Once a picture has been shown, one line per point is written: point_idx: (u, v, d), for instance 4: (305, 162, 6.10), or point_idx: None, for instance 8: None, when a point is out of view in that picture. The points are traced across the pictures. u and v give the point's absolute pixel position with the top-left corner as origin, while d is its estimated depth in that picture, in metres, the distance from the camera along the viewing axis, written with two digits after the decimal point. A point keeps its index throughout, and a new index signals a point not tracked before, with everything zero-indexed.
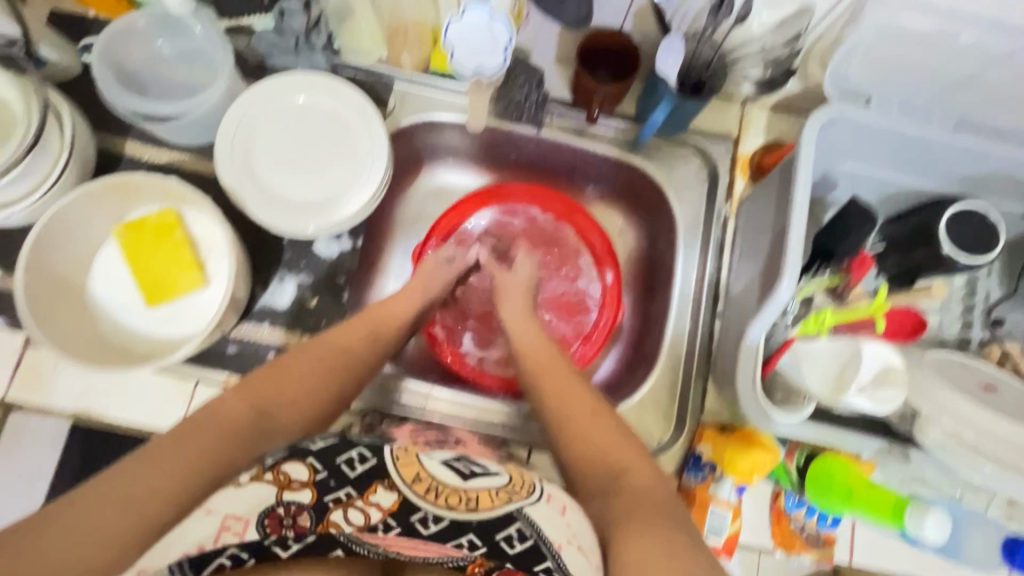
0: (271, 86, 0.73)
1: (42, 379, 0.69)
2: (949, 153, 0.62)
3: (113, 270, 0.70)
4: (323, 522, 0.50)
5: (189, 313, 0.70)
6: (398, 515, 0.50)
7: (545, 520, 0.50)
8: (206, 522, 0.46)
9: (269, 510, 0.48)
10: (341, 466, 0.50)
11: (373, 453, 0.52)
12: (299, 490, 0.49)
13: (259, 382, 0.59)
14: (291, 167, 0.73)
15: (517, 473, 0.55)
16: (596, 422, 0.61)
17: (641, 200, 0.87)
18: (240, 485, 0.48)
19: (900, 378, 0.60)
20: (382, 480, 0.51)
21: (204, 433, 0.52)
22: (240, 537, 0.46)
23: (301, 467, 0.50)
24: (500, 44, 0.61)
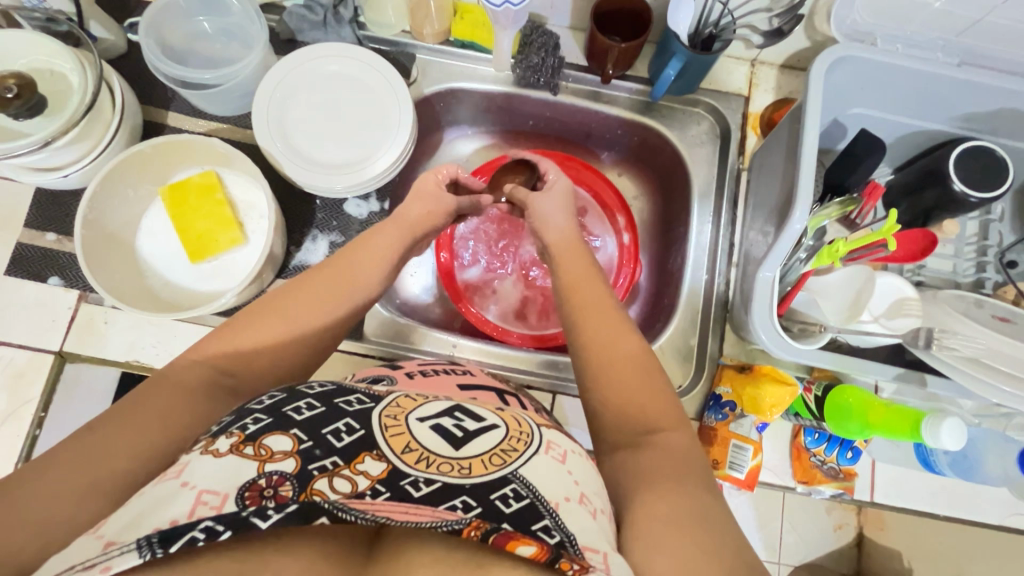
0: (304, 55, 0.77)
1: (96, 333, 0.73)
2: (956, 90, 0.64)
3: (159, 228, 0.75)
4: (307, 492, 0.40)
5: (231, 268, 0.75)
6: (387, 481, 0.43)
7: (541, 481, 0.46)
8: (183, 494, 0.39)
9: (250, 484, 0.40)
10: (327, 436, 0.45)
11: (362, 424, 0.47)
12: (283, 459, 0.42)
13: (217, 345, 0.55)
14: (323, 130, 0.77)
15: (515, 425, 0.54)
16: (623, 361, 0.59)
17: (655, 162, 0.90)
18: (217, 454, 0.42)
19: (913, 308, 0.63)
20: (371, 452, 0.45)
21: (161, 396, 0.49)
22: (218, 510, 0.38)
23: (284, 438, 0.44)
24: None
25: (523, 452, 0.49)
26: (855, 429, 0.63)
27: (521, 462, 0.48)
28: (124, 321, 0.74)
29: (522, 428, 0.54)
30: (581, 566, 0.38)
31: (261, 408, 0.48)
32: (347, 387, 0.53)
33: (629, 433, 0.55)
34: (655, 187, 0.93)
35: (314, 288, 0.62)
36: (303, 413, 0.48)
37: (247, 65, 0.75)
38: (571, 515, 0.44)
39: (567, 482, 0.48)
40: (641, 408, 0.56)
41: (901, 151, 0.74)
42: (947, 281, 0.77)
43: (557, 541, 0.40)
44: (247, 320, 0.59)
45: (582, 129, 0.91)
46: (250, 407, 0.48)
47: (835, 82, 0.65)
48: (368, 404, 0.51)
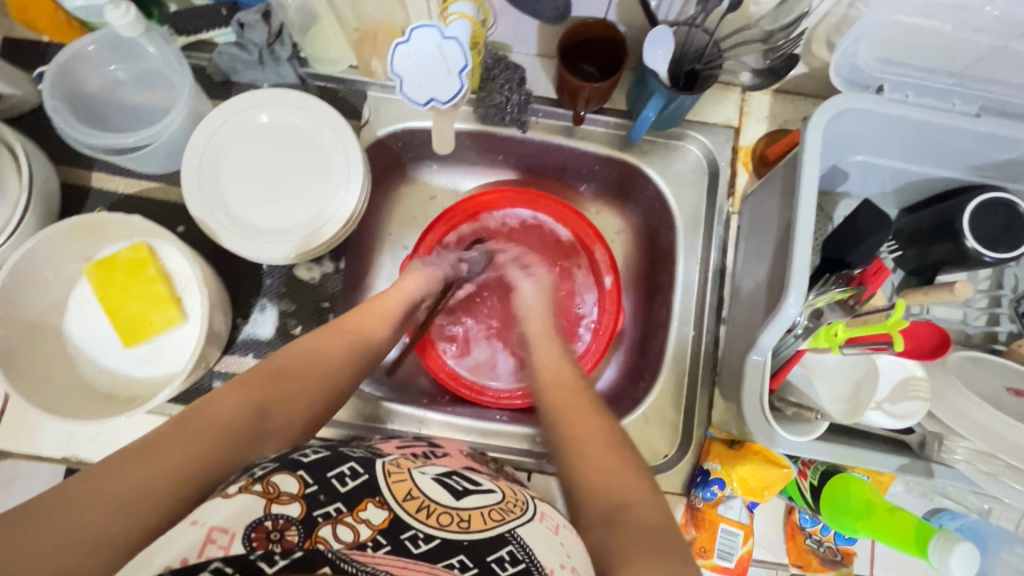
0: (231, 105, 0.68)
1: (29, 426, 0.67)
2: (973, 140, 0.56)
3: (88, 310, 0.68)
4: (312, 538, 0.38)
5: (170, 351, 0.68)
6: (388, 533, 0.41)
7: (536, 542, 0.44)
8: (192, 532, 0.38)
9: (256, 525, 0.39)
10: (331, 480, 0.43)
11: (367, 469, 0.45)
12: (289, 502, 0.40)
13: (256, 380, 0.53)
14: (262, 190, 0.69)
15: (511, 491, 0.51)
16: (610, 461, 0.52)
17: (637, 200, 0.82)
18: (228, 495, 0.41)
19: (921, 390, 0.56)
20: (373, 498, 0.43)
21: (196, 430, 0.46)
22: (226, 551, 0.36)
23: (292, 478, 0.42)
24: (455, 69, 0.54)
25: (519, 514, 0.47)
26: (852, 523, 0.58)
27: (518, 521, 0.46)
28: None
29: (517, 495, 0.51)
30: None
31: (268, 458, 0.46)
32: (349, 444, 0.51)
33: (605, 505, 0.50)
34: (639, 225, 0.84)
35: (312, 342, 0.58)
36: (310, 456, 0.46)
37: (170, 122, 0.66)
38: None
39: (552, 539, 0.45)
40: (609, 483, 0.51)
41: (907, 193, 0.67)
42: (957, 333, 0.70)
43: None
44: (264, 364, 0.55)
45: (558, 163, 0.82)
46: (257, 462, 0.45)
47: (836, 132, 0.57)
48: (370, 455, 0.49)
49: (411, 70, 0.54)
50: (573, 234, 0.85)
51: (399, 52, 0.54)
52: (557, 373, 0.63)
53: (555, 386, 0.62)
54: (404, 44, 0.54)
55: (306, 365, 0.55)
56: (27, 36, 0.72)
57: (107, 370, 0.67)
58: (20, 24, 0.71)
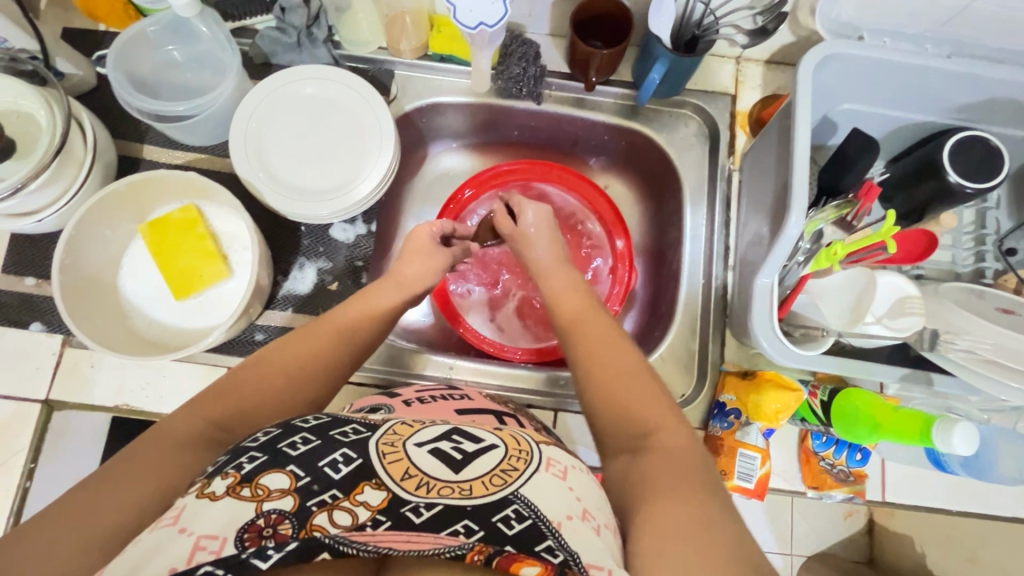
0: (276, 78, 0.75)
1: (83, 378, 0.71)
2: (945, 81, 0.63)
3: (142, 266, 0.73)
4: (306, 528, 0.39)
5: (216, 304, 0.73)
6: (388, 510, 0.41)
7: (542, 498, 0.43)
8: (180, 541, 0.37)
9: (249, 524, 0.39)
10: (325, 469, 0.43)
11: (359, 452, 0.45)
12: (280, 497, 0.41)
13: (219, 395, 0.53)
14: (302, 156, 0.75)
15: (513, 439, 0.51)
16: (636, 382, 0.57)
17: (644, 166, 0.89)
18: (214, 497, 0.40)
19: (917, 306, 0.60)
20: (370, 480, 0.43)
21: (152, 452, 0.46)
22: (217, 554, 0.36)
23: (281, 475, 0.42)
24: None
25: (524, 471, 0.46)
26: (863, 433, 0.62)
27: (523, 481, 0.45)
28: (109, 364, 0.71)
29: (520, 445, 0.50)
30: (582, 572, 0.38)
31: (255, 445, 0.45)
32: (342, 416, 0.50)
33: (625, 440, 0.54)
34: (646, 191, 0.91)
35: (310, 333, 0.60)
36: (300, 447, 0.45)
37: (221, 94, 0.73)
38: (575, 534, 0.41)
39: (571, 498, 0.45)
40: (630, 412, 0.55)
41: (893, 143, 0.73)
42: (947, 273, 0.75)
43: (560, 561, 0.38)
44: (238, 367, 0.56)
45: (569, 136, 0.89)
46: (245, 445, 0.45)
47: (823, 79, 0.64)
48: (365, 431, 0.48)
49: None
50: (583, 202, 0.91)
51: None
52: (566, 296, 0.69)
53: (570, 308, 0.67)
54: None
55: (297, 360, 0.57)
56: (86, 25, 0.79)
57: (156, 323, 0.72)
58: (81, 14, 0.78)
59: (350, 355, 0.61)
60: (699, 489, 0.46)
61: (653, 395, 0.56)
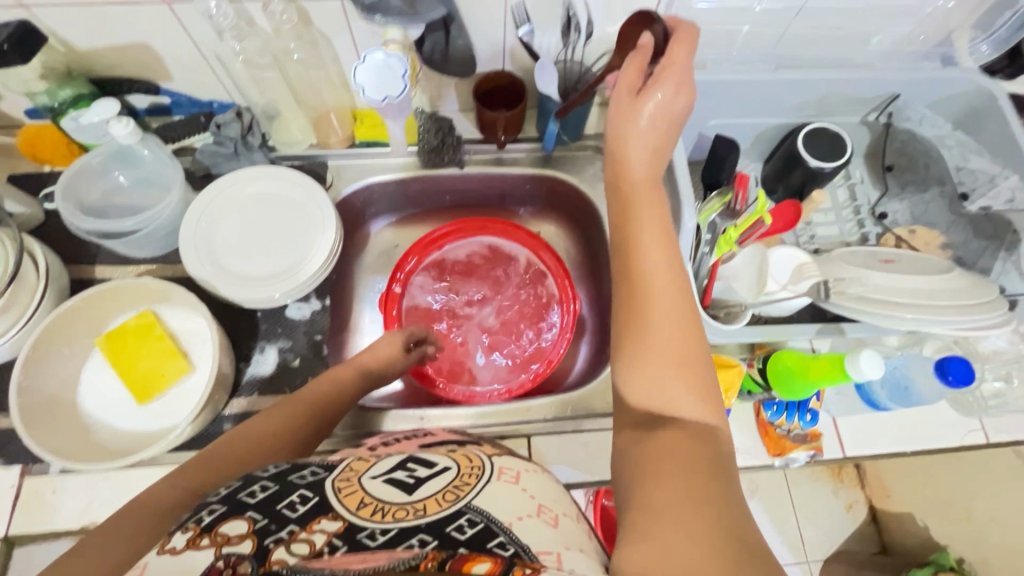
0: (219, 184, 0.83)
1: (45, 503, 0.69)
2: (781, 86, 0.78)
3: (104, 379, 0.74)
4: (266, 563, 0.37)
5: (181, 400, 0.74)
6: (344, 535, 0.41)
7: (492, 505, 0.46)
8: None
9: (207, 569, 0.37)
10: (282, 510, 0.43)
11: (315, 493, 0.46)
12: (240, 541, 0.40)
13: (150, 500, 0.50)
14: (250, 250, 0.81)
15: (465, 459, 0.55)
16: (687, 367, 0.48)
17: (566, 207, 0.99)
18: (176, 552, 0.39)
19: (813, 270, 0.69)
20: (326, 513, 0.43)
21: (132, 520, 0.47)
22: None
23: (240, 521, 0.42)
24: (399, 75, 0.70)
25: (475, 484, 0.49)
26: (799, 388, 0.68)
27: (475, 493, 0.47)
28: (74, 484, 0.70)
29: (472, 462, 0.53)
30: (534, 569, 0.37)
31: (218, 499, 0.45)
32: (301, 462, 0.52)
33: (642, 414, 0.47)
34: (573, 226, 1.00)
35: (266, 416, 0.62)
36: (258, 495, 0.45)
37: (167, 205, 0.79)
38: (527, 531, 0.43)
39: (521, 501, 0.48)
40: (664, 390, 0.47)
41: (761, 146, 0.87)
42: (838, 243, 0.84)
43: (512, 552, 0.39)
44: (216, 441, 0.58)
45: (495, 192, 0.99)
46: (207, 501, 0.45)
47: None
48: (321, 474, 0.50)
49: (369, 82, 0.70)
50: (507, 240, 0.98)
51: (359, 73, 0.70)
52: (652, 246, 0.54)
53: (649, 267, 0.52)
54: (361, 66, 0.70)
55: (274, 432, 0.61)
56: (32, 168, 0.85)
57: (126, 433, 0.72)
58: (27, 160, 0.85)
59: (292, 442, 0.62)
60: (706, 460, 0.41)
61: (699, 357, 0.49)
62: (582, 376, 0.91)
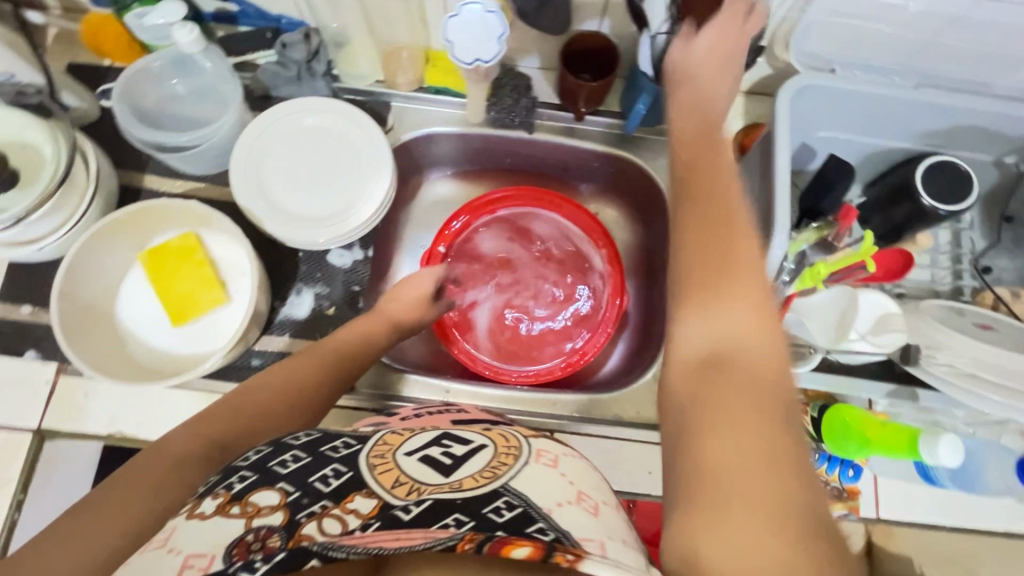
0: (277, 112, 0.78)
1: (77, 405, 0.71)
2: (911, 108, 0.68)
3: (141, 295, 0.74)
4: (295, 537, 0.37)
5: (213, 330, 0.73)
6: (377, 513, 0.39)
7: (532, 490, 0.43)
8: (167, 562, 0.36)
9: (238, 541, 0.37)
10: (314, 484, 0.42)
11: (349, 467, 0.45)
12: (270, 513, 0.39)
13: (153, 460, 0.49)
14: (299, 186, 0.78)
15: (500, 438, 0.53)
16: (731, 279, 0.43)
17: (631, 193, 0.92)
18: (205, 516, 0.39)
19: (898, 323, 0.63)
20: (360, 489, 0.42)
21: (151, 469, 0.48)
22: (205, 571, 0.35)
23: (272, 492, 0.41)
24: (494, 35, 0.65)
25: (513, 466, 0.47)
26: (855, 450, 0.64)
27: (511, 475, 0.46)
28: (105, 392, 0.71)
29: (508, 442, 0.52)
30: (576, 556, 0.35)
31: (248, 465, 0.45)
32: (331, 433, 0.51)
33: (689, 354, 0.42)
34: (636, 215, 0.93)
35: (293, 369, 0.62)
36: (290, 465, 0.44)
37: (222, 125, 0.75)
38: (564, 517, 0.41)
39: (561, 488, 0.46)
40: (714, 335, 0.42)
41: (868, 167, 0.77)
42: (927, 291, 0.76)
43: (551, 538, 0.36)
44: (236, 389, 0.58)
45: (559, 164, 0.91)
46: (235, 466, 0.45)
47: (797, 109, 0.69)
48: (354, 447, 0.48)
49: (460, 38, 0.65)
50: (558, 216, 0.92)
51: (450, 25, 0.65)
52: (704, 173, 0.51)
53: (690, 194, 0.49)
54: (454, 18, 0.65)
55: (295, 387, 0.60)
56: (90, 60, 0.81)
57: (161, 357, 0.72)
58: (86, 50, 0.80)
59: (313, 404, 0.60)
60: (768, 406, 0.37)
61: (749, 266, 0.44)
62: (615, 376, 0.87)
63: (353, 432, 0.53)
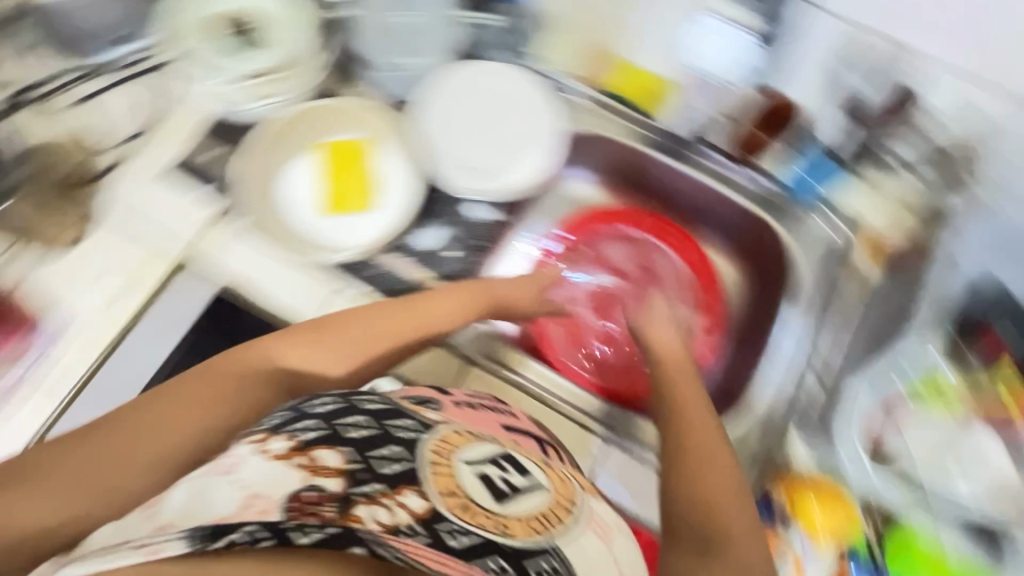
0: (472, 67, 0.85)
1: (214, 249, 0.79)
2: None
3: (309, 173, 0.84)
4: (348, 516, 0.44)
5: (355, 225, 0.83)
6: (425, 522, 0.46)
7: (577, 563, 0.49)
8: (237, 496, 0.44)
9: (298, 496, 0.44)
10: (377, 461, 0.50)
11: (412, 455, 0.51)
12: (329, 477, 0.47)
13: (216, 370, 0.55)
14: (466, 136, 0.85)
15: (559, 483, 0.55)
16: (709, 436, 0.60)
17: (758, 257, 0.87)
18: (271, 458, 0.48)
19: None
20: (413, 485, 0.48)
21: (226, 378, 0.55)
22: (262, 517, 0.41)
23: (334, 453, 0.49)
24: None
25: (564, 521, 0.51)
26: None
27: (563, 534, 0.50)
28: (240, 249, 0.80)
29: (567, 491, 0.55)
30: None
31: (326, 410, 0.54)
32: (403, 410, 0.56)
33: (697, 537, 0.52)
34: (756, 280, 0.88)
35: (387, 312, 0.68)
36: (356, 431, 0.52)
37: None
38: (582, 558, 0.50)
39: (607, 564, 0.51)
40: (711, 513, 0.54)
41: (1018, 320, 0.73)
42: None
43: None
44: (331, 317, 0.65)
45: (699, 203, 0.88)
46: (309, 411, 0.53)
47: None
48: (420, 431, 0.54)
49: None
50: (674, 250, 0.91)
51: None
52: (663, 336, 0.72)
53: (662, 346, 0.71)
54: None
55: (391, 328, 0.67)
56: None
57: (318, 240, 0.81)
58: None
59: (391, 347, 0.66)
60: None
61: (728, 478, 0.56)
62: None
63: (427, 411, 0.58)
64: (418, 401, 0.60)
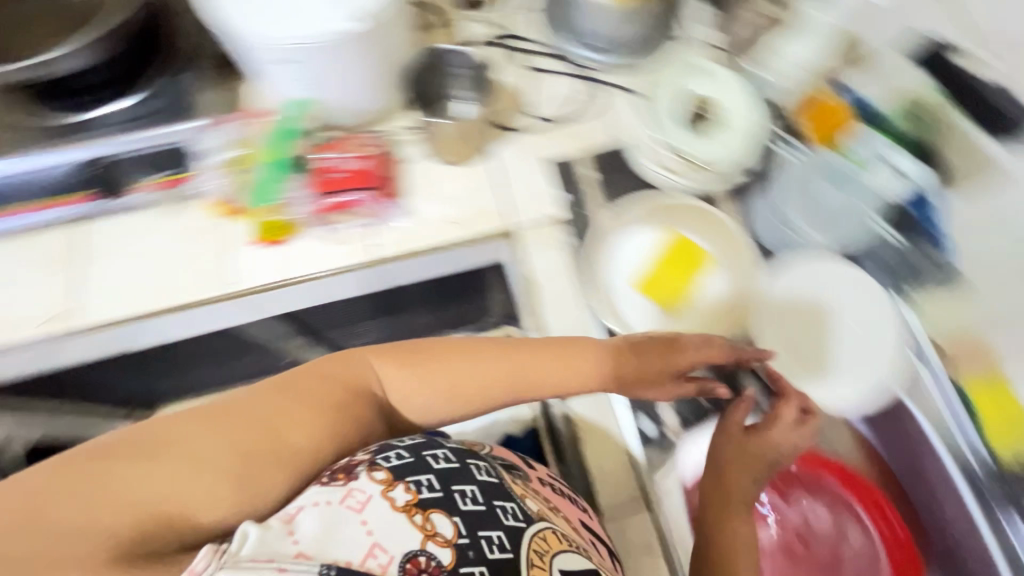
0: (852, 273, 0.85)
1: (539, 243, 0.87)
2: None
3: (643, 247, 0.87)
4: None
5: (648, 315, 0.85)
6: None
7: None
8: (363, 538, 0.45)
9: (412, 556, 0.46)
10: (482, 541, 0.49)
11: (512, 544, 0.51)
12: (442, 545, 0.47)
13: (302, 385, 0.60)
14: (803, 323, 0.85)
15: None
16: None
17: None
18: (394, 505, 0.48)
19: None
20: (511, 575, 0.49)
21: (269, 411, 0.56)
22: (383, 571, 0.45)
23: (447, 522, 0.49)
24: None
25: None
26: None
27: None
28: (555, 258, 0.86)
29: None
30: None
31: (436, 457, 0.54)
32: (507, 489, 0.56)
33: None
34: None
35: (537, 360, 0.68)
36: (467, 501, 0.52)
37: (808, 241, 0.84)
38: None
39: None
40: None
41: None
42: None
43: None
44: (447, 349, 0.67)
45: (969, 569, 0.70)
46: (419, 452, 0.54)
47: None
48: (522, 519, 0.54)
49: None
50: None
51: None
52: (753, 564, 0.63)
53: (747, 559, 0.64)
54: None
55: (520, 381, 0.67)
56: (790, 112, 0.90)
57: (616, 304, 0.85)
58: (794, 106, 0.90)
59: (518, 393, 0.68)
60: None
61: None
62: None
63: (523, 491, 0.58)
64: (509, 466, 0.63)
